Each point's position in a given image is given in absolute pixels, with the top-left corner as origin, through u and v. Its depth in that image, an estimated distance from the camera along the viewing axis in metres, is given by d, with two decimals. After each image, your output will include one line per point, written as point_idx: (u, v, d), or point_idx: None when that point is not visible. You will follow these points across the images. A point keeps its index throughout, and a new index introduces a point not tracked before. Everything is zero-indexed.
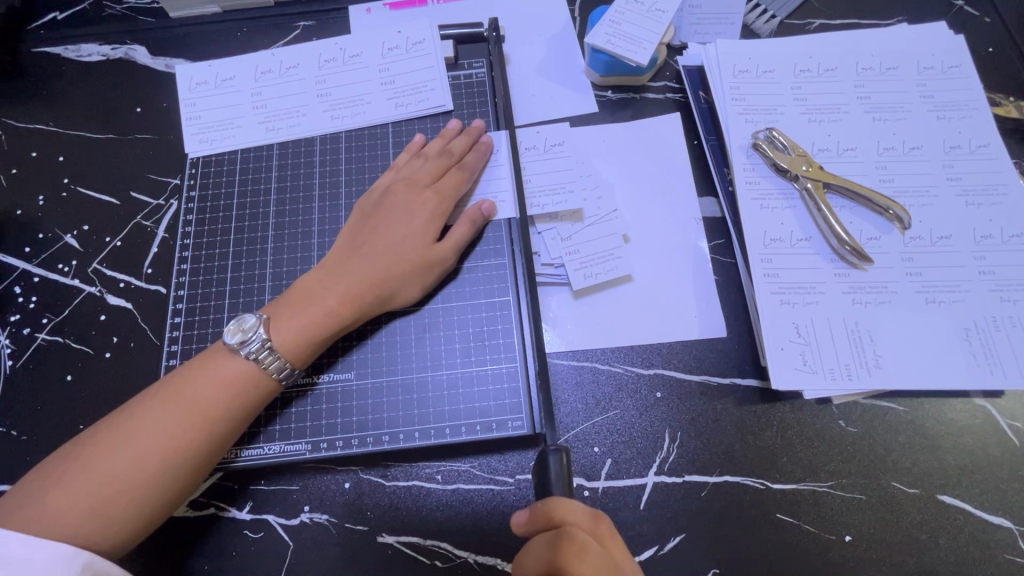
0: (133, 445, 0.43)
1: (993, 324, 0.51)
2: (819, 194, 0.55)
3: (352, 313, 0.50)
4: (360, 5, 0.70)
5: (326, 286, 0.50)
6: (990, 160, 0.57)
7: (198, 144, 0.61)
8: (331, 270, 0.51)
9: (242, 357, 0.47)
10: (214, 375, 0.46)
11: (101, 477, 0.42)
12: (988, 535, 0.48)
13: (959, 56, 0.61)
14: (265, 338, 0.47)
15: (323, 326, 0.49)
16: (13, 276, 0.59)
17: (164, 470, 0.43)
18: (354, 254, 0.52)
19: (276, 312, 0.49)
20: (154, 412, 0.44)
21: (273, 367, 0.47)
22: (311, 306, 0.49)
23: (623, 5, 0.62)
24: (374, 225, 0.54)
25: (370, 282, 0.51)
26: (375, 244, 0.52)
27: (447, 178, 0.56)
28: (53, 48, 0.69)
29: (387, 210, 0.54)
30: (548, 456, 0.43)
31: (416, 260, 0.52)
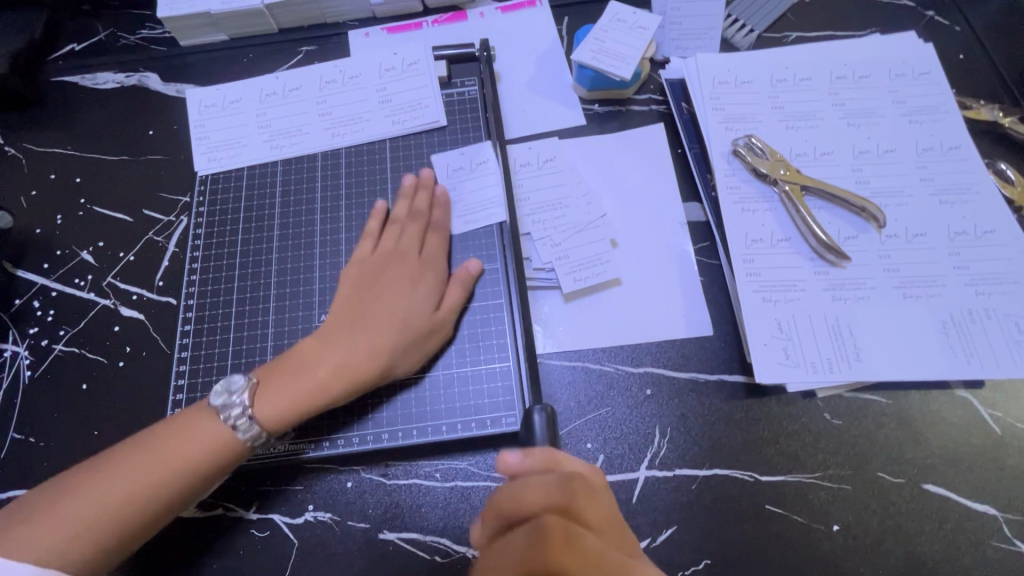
0: (118, 478, 0.44)
1: (969, 316, 0.53)
2: (797, 196, 0.58)
3: (347, 388, 0.50)
4: (359, 30, 0.74)
5: (321, 359, 0.50)
6: (963, 161, 0.59)
7: (207, 162, 0.65)
8: (324, 342, 0.51)
9: (222, 422, 0.47)
10: (207, 415, 0.48)
11: (83, 508, 0.42)
12: (973, 523, 0.49)
13: (929, 63, 0.64)
14: (247, 405, 0.48)
15: (317, 400, 0.49)
16: (32, 291, 0.63)
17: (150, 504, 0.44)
18: (350, 324, 0.52)
19: (264, 382, 0.49)
20: (145, 445, 0.46)
21: (247, 435, 0.47)
22: (304, 379, 0.49)
23: (607, 23, 0.65)
24: (370, 292, 0.54)
25: (366, 356, 0.50)
26: (370, 314, 0.52)
27: (437, 239, 0.58)
28: (71, 77, 0.73)
29: (382, 279, 0.54)
30: (533, 413, 0.47)
31: (412, 328, 0.52)
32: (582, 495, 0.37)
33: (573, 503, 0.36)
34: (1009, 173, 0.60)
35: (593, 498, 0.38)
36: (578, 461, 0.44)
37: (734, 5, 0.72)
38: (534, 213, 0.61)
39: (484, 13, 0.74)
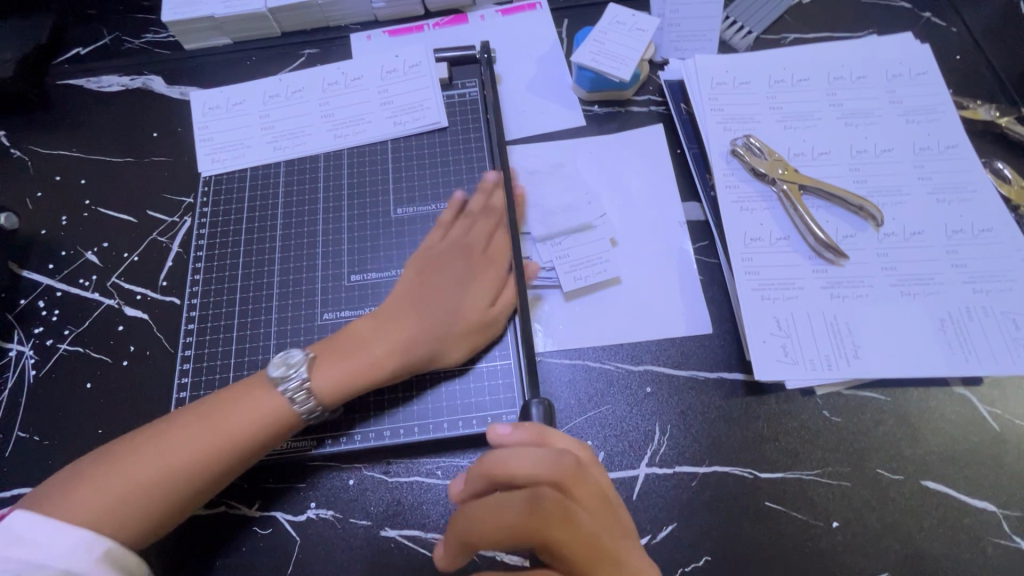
0: (163, 448, 0.46)
1: (966, 314, 0.53)
2: (795, 195, 0.58)
3: (397, 370, 0.52)
4: (361, 33, 0.74)
5: (378, 339, 0.52)
6: (960, 160, 0.60)
7: (210, 164, 0.66)
8: (383, 321, 0.53)
9: (280, 393, 0.49)
10: (250, 399, 0.48)
11: (127, 479, 0.44)
12: (972, 519, 0.49)
13: (926, 64, 0.65)
14: (305, 378, 0.50)
15: (369, 379, 0.51)
16: (37, 291, 0.63)
17: (184, 481, 0.45)
18: (410, 307, 0.54)
19: (325, 356, 0.51)
20: (186, 423, 0.47)
21: (303, 408, 0.49)
22: (360, 356, 0.51)
23: (606, 25, 0.66)
24: (432, 279, 0.56)
25: (419, 340, 0.52)
26: (430, 301, 0.54)
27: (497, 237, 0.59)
28: (76, 80, 0.74)
29: (446, 270, 0.56)
30: (531, 405, 0.47)
31: (461, 321, 0.54)
32: (575, 476, 0.41)
33: (565, 482, 0.40)
34: (1006, 172, 0.60)
35: (586, 479, 0.41)
36: (569, 439, 0.46)
37: (732, 7, 0.73)
38: (535, 212, 0.62)
39: (484, 16, 0.75)
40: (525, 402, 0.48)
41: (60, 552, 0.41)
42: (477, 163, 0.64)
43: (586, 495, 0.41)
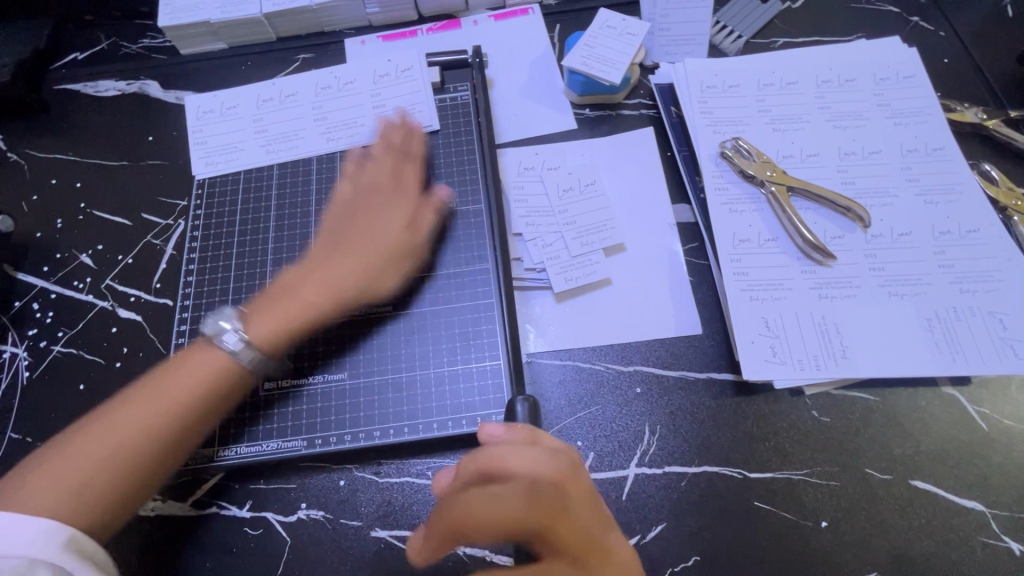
0: (114, 426, 0.45)
1: (954, 314, 0.54)
2: (784, 197, 0.59)
3: (330, 304, 0.53)
4: (355, 38, 0.75)
5: (306, 281, 0.54)
6: (947, 162, 0.60)
7: (204, 167, 0.66)
8: (311, 268, 0.55)
9: (219, 348, 0.49)
10: (192, 362, 0.48)
11: (82, 461, 0.43)
12: (960, 518, 0.49)
13: (913, 67, 0.66)
14: (238, 328, 0.50)
15: (303, 316, 0.52)
16: (31, 293, 0.63)
17: (148, 455, 0.45)
18: (335, 251, 0.55)
19: (255, 307, 0.52)
20: (136, 398, 0.46)
21: (247, 359, 0.49)
22: (290, 298, 0.53)
23: (596, 30, 0.67)
24: (354, 224, 0.57)
25: (351, 277, 0.54)
26: (355, 241, 0.56)
27: (401, 164, 0.60)
28: (73, 85, 0.75)
29: (363, 211, 0.58)
30: (516, 402, 0.47)
31: (389, 251, 0.56)
32: (571, 478, 0.41)
33: (562, 481, 0.40)
34: (993, 173, 0.61)
35: (579, 480, 0.42)
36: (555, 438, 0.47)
37: (722, 12, 0.73)
38: (526, 214, 0.62)
39: (477, 21, 0.76)
40: (508, 400, 0.48)
41: (19, 541, 0.38)
42: (468, 165, 0.64)
43: (583, 497, 0.41)
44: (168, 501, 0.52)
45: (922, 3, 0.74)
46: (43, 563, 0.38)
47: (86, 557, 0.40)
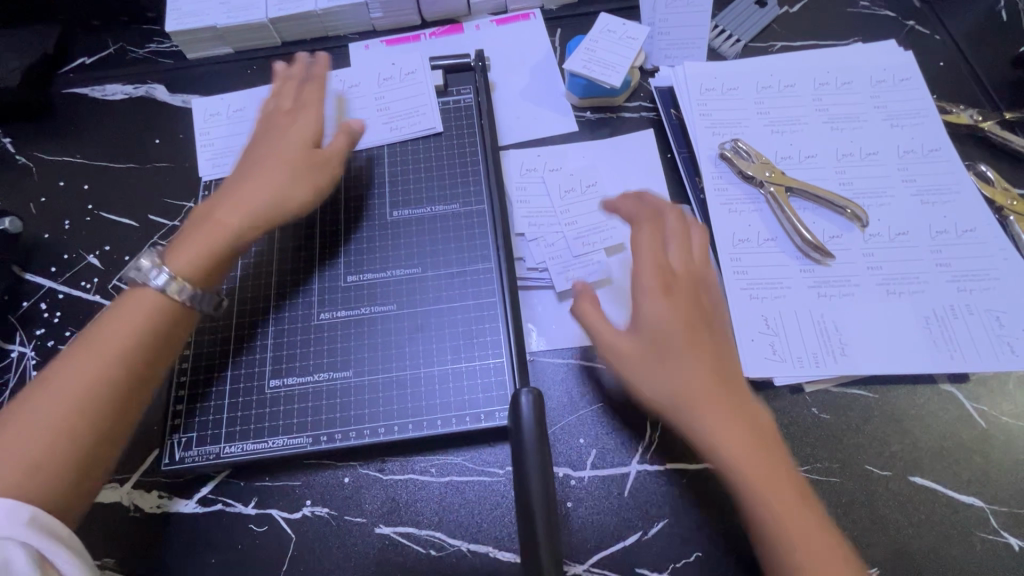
0: (47, 395, 0.44)
1: (951, 312, 0.54)
2: (783, 197, 0.60)
3: (245, 218, 0.53)
4: (359, 42, 0.76)
5: (220, 202, 0.54)
6: (943, 163, 0.61)
7: (211, 168, 0.67)
8: (225, 195, 0.55)
9: (150, 287, 0.49)
10: (116, 315, 0.48)
11: (33, 431, 0.42)
12: (958, 513, 0.50)
13: (909, 70, 0.67)
14: (157, 262, 0.50)
15: (219, 234, 0.52)
16: (39, 294, 0.64)
17: (98, 411, 0.44)
18: (245, 176, 0.56)
19: (172, 241, 0.52)
20: (70, 361, 0.46)
21: (183, 294, 0.50)
22: (204, 221, 0.53)
23: (597, 34, 0.68)
24: (260, 149, 0.58)
25: (264, 193, 0.55)
26: (263, 162, 0.57)
27: (313, 93, 0.62)
28: (81, 89, 0.76)
29: (269, 136, 0.59)
30: (520, 395, 0.40)
31: (300, 164, 0.57)
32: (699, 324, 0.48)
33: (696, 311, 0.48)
34: (988, 174, 0.61)
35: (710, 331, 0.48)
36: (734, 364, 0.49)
37: (720, 17, 0.74)
38: (529, 215, 0.63)
39: (479, 25, 0.77)
40: (512, 392, 0.42)
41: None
42: (471, 166, 0.65)
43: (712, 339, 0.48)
44: (174, 498, 0.53)
45: (917, 7, 0.75)
46: (11, 541, 0.38)
47: (55, 534, 0.40)
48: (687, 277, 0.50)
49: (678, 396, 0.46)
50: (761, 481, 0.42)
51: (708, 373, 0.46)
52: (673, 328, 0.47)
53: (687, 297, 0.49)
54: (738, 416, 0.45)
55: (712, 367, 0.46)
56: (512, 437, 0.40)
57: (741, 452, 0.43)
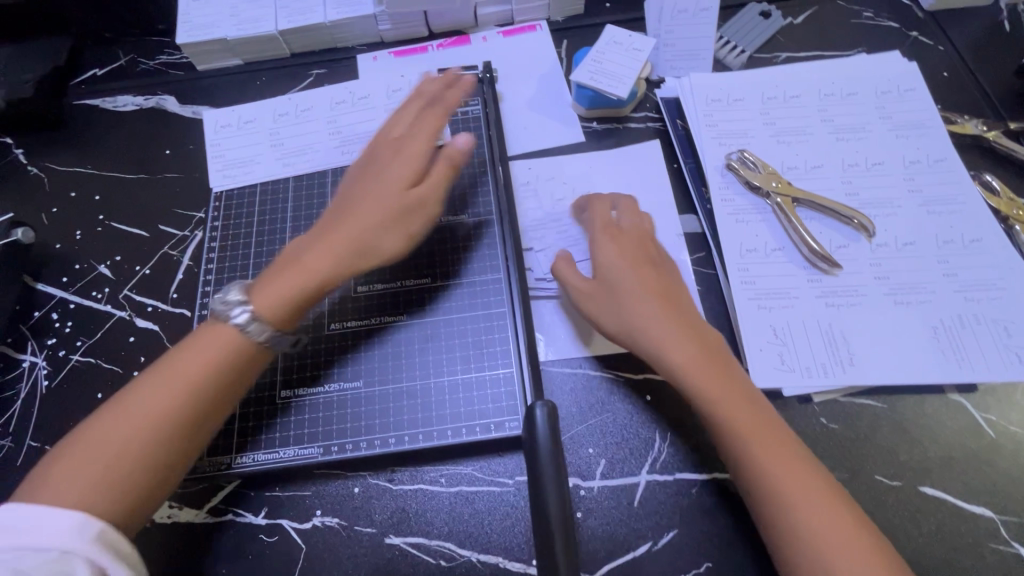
0: (123, 420, 0.44)
1: (958, 322, 0.55)
2: (790, 208, 0.60)
3: (333, 264, 0.50)
4: (368, 53, 0.77)
5: (309, 242, 0.51)
6: (948, 173, 0.62)
7: (222, 180, 0.68)
8: (320, 234, 0.52)
9: (230, 323, 0.47)
10: (200, 344, 0.47)
11: (108, 449, 0.42)
12: (969, 524, 0.50)
13: (913, 81, 0.67)
14: (247, 302, 0.48)
15: (307, 280, 0.49)
16: (51, 303, 0.65)
17: (169, 437, 0.44)
18: (344, 213, 0.53)
19: (262, 278, 0.50)
20: (149, 385, 0.45)
21: (259, 335, 0.47)
22: (291, 265, 0.50)
23: (603, 45, 0.68)
24: (361, 180, 0.55)
25: (356, 237, 0.51)
26: (359, 199, 0.53)
27: (422, 113, 0.58)
28: (92, 100, 0.77)
29: (372, 166, 0.56)
30: (535, 408, 0.42)
31: (390, 201, 0.53)
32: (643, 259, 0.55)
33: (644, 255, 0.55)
34: (994, 184, 0.62)
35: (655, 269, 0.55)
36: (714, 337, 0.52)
37: (725, 28, 0.75)
38: (538, 227, 0.64)
39: (486, 37, 0.78)
40: (527, 406, 0.44)
41: (55, 535, 0.38)
42: (479, 177, 0.65)
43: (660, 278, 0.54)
44: (184, 508, 0.53)
45: (921, 18, 0.76)
46: (76, 556, 0.38)
47: (119, 551, 0.40)
48: (634, 230, 0.57)
49: (631, 325, 0.52)
50: (717, 397, 0.48)
51: (644, 298, 0.52)
52: (625, 269, 0.54)
53: (636, 245, 0.56)
54: (689, 340, 0.51)
55: (659, 298, 0.52)
56: (529, 448, 0.42)
57: (697, 373, 0.49)
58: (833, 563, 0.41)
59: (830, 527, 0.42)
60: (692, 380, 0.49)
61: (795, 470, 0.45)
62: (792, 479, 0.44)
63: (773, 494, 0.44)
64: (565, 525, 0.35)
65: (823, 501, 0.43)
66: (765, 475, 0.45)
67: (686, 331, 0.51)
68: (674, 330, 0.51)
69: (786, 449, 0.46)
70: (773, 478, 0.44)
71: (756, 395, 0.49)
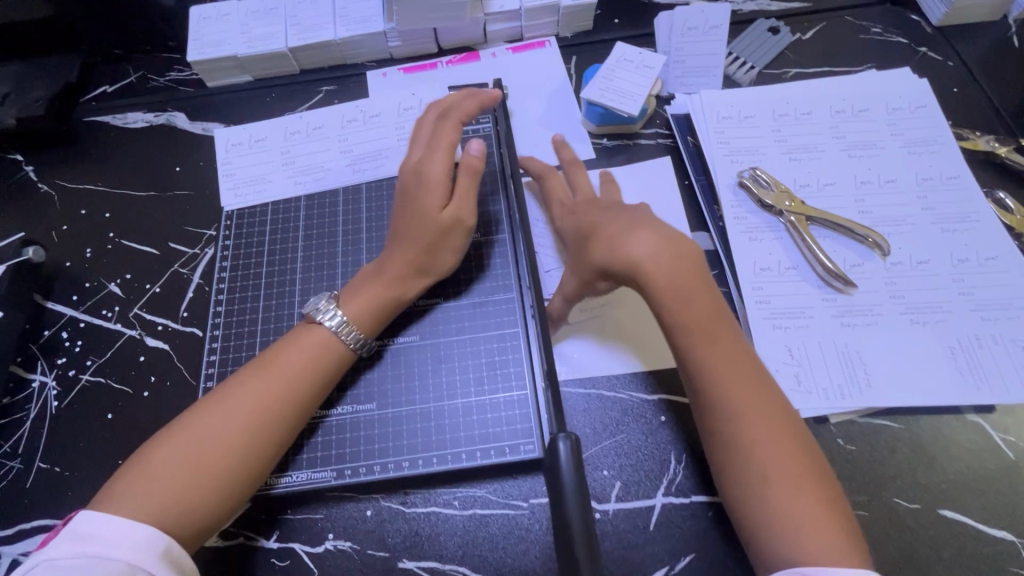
0: (226, 418, 0.46)
1: (976, 342, 0.54)
2: (803, 226, 0.60)
3: (409, 277, 0.55)
4: (377, 70, 0.77)
5: (379, 262, 0.56)
6: (962, 190, 0.61)
7: (233, 198, 0.68)
8: (389, 250, 0.55)
9: (321, 326, 0.52)
10: (294, 347, 0.51)
11: (217, 446, 0.45)
12: (990, 549, 0.49)
13: (924, 97, 0.67)
14: (337, 308, 0.53)
15: (388, 289, 0.54)
16: (61, 322, 0.65)
17: (275, 432, 0.48)
18: (402, 234, 0.55)
19: (348, 288, 0.55)
20: (249, 386, 0.48)
21: (351, 338, 0.52)
22: (372, 279, 0.55)
23: (614, 63, 0.68)
24: (412, 202, 0.55)
25: (420, 257, 0.55)
26: (415, 222, 0.55)
27: (450, 129, 0.57)
28: (102, 117, 0.77)
29: (415, 186, 0.55)
30: (558, 442, 0.41)
31: (430, 231, 0.54)
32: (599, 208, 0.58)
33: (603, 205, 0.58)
34: (1008, 202, 0.62)
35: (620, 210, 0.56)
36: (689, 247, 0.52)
37: (735, 43, 0.75)
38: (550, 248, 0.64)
39: (495, 53, 0.78)
40: (550, 437, 0.42)
41: (124, 550, 0.40)
42: (491, 195, 0.65)
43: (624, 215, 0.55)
44: None
45: (929, 34, 0.76)
46: (140, 571, 0.39)
47: (179, 568, 0.41)
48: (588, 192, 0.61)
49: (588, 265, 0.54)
50: (691, 323, 0.49)
51: (608, 232, 0.53)
52: (585, 222, 0.57)
53: (589, 203, 0.59)
54: (663, 258, 0.50)
55: (624, 224, 0.53)
56: (551, 481, 0.41)
57: (668, 291, 0.49)
58: (773, 480, 0.43)
59: (777, 448, 0.44)
60: (657, 301, 0.50)
61: (770, 415, 0.46)
62: (747, 400, 0.46)
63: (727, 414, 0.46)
64: (586, 528, 0.37)
65: (775, 426, 0.45)
66: (723, 397, 0.46)
67: (659, 249, 0.51)
68: (646, 247, 0.51)
69: (760, 395, 0.47)
70: (728, 397, 0.46)
71: (727, 321, 0.50)
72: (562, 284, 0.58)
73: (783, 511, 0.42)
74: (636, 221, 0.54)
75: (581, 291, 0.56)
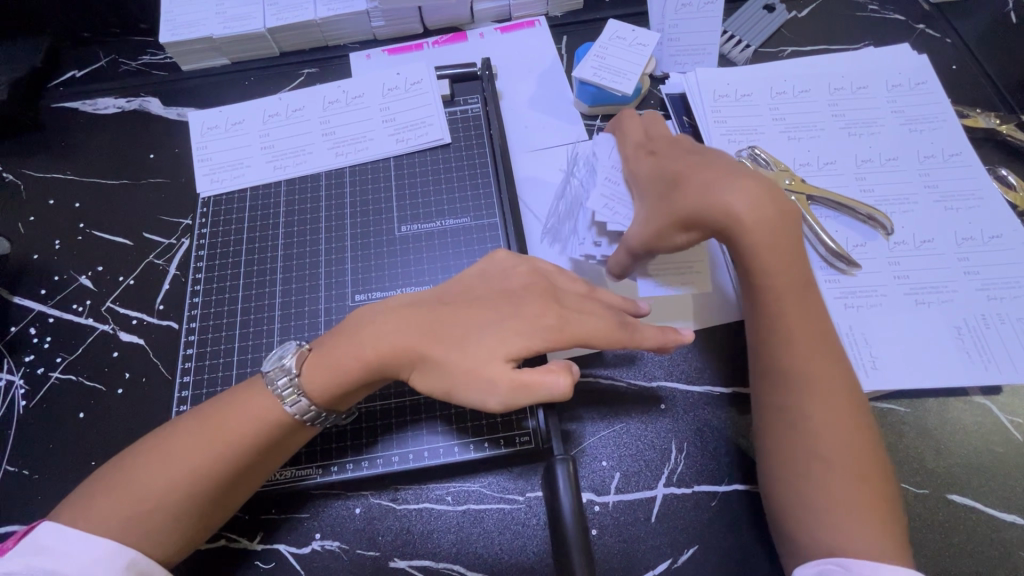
0: (174, 461, 0.43)
1: (983, 322, 0.53)
2: (804, 206, 0.58)
3: (394, 373, 0.46)
4: (360, 52, 0.74)
5: (392, 323, 0.47)
6: (963, 168, 0.60)
7: (209, 184, 0.65)
8: (409, 326, 0.46)
9: (271, 393, 0.45)
10: (255, 404, 0.45)
11: (164, 487, 0.42)
12: (1000, 534, 0.47)
13: (925, 73, 0.65)
14: (294, 374, 0.46)
15: (360, 375, 0.45)
16: (28, 318, 0.61)
17: (223, 480, 0.43)
18: (427, 340, 0.45)
19: (332, 345, 0.47)
20: (200, 432, 0.44)
21: (294, 409, 0.45)
22: (364, 344, 0.46)
23: (606, 41, 0.65)
24: (476, 330, 0.46)
25: (415, 369, 0.46)
26: (450, 348, 0.45)
27: (576, 304, 0.48)
28: (71, 103, 0.73)
29: (499, 326, 0.46)
30: (555, 467, 0.46)
31: (451, 368, 0.45)
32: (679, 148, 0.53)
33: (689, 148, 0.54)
34: (1010, 179, 0.60)
35: (708, 158, 0.52)
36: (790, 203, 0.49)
37: (730, 22, 0.73)
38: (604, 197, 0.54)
39: (484, 33, 0.75)
40: (548, 463, 0.47)
41: (89, 563, 0.39)
42: (481, 178, 0.63)
43: (717, 162, 0.51)
44: None
45: (927, 10, 0.74)
46: None
47: None
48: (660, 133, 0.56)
49: (672, 206, 0.49)
50: (776, 293, 0.47)
51: (705, 178, 0.49)
52: (670, 164, 0.51)
53: (672, 143, 0.54)
54: (766, 209, 0.48)
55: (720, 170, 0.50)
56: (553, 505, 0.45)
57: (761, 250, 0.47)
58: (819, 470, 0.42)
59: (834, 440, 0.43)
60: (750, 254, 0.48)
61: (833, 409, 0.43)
62: (818, 377, 0.44)
63: (795, 385, 0.44)
64: (582, 542, 0.43)
65: (839, 409, 0.43)
66: (790, 365, 0.45)
67: (758, 199, 0.48)
68: (744, 196, 0.47)
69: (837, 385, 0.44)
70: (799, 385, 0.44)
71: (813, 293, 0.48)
72: (625, 236, 0.52)
73: (812, 496, 0.42)
74: (735, 171, 0.50)
75: (651, 243, 0.50)
